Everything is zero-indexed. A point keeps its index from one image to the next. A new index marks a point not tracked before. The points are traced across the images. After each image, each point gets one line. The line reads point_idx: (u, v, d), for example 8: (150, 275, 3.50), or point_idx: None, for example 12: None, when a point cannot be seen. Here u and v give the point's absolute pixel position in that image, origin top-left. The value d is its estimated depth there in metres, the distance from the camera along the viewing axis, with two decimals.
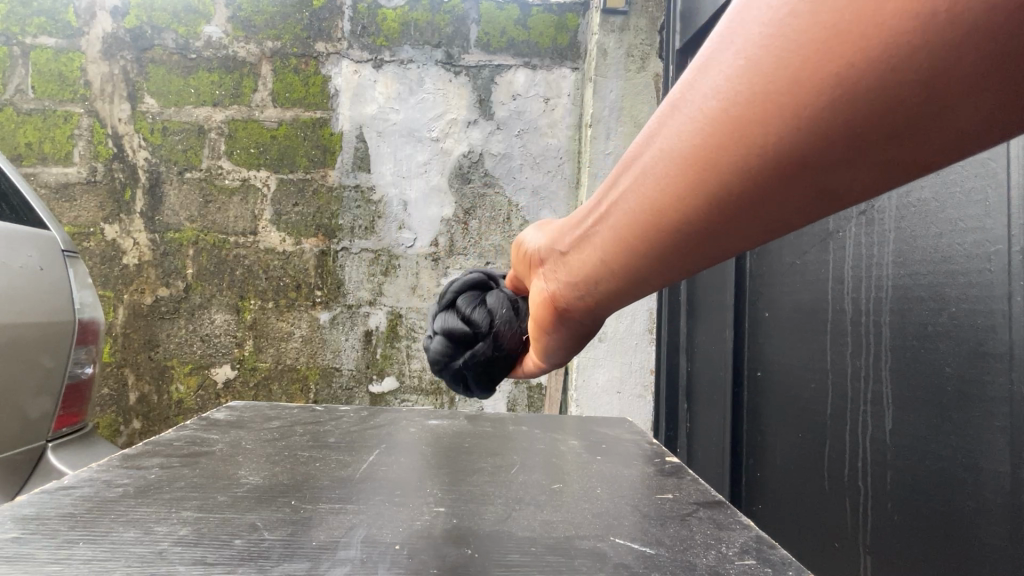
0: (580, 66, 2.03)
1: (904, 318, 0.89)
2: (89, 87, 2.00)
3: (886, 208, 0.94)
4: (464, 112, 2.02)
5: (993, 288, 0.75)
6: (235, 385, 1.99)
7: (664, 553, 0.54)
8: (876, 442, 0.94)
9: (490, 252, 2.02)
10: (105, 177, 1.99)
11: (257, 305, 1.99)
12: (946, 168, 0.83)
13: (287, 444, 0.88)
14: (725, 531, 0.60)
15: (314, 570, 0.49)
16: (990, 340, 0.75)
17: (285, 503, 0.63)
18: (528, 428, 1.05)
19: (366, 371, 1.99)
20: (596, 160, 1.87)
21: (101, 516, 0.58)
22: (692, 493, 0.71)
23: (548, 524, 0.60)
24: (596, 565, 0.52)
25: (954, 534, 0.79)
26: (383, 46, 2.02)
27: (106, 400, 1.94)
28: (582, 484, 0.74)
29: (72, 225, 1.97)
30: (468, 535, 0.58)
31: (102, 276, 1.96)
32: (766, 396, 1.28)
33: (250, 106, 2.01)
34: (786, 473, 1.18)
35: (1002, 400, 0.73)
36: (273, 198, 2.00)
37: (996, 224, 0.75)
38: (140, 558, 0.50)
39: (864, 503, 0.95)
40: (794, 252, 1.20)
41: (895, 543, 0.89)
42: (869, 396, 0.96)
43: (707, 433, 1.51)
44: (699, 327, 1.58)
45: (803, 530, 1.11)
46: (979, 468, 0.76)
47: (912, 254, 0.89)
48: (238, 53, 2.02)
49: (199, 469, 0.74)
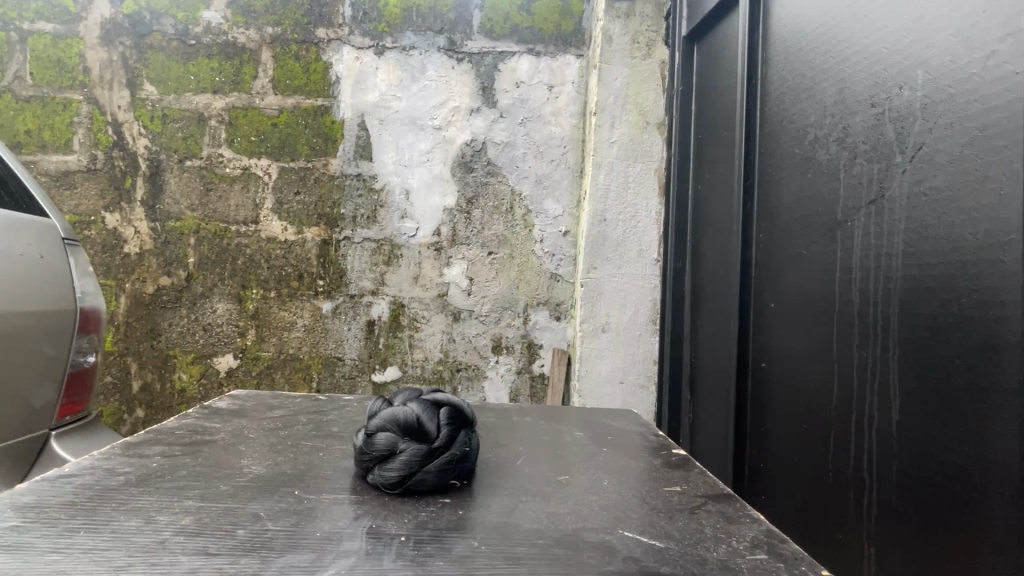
0: (584, 53, 2.00)
1: (913, 309, 0.88)
2: (88, 73, 1.98)
3: (897, 198, 0.92)
4: (467, 99, 1.99)
5: (1007, 279, 0.74)
6: (237, 374, 1.98)
7: (673, 546, 0.54)
8: (882, 434, 0.93)
9: (493, 242, 2.00)
10: (105, 164, 1.97)
11: (258, 295, 1.98)
12: (960, 157, 0.81)
13: (290, 433, 0.87)
14: (734, 525, 0.59)
15: (318, 562, 0.48)
16: (1003, 331, 0.74)
17: (287, 493, 0.63)
18: (532, 418, 1.04)
19: (369, 360, 1.99)
20: (601, 149, 1.84)
21: (102, 506, 0.58)
22: (700, 486, 0.71)
23: (555, 516, 0.60)
24: (604, 558, 0.51)
25: (960, 525, 0.79)
26: (385, 32, 1.99)
27: (110, 388, 1.94)
28: (588, 476, 0.73)
29: (72, 214, 1.96)
30: (473, 526, 0.57)
31: (103, 265, 1.95)
32: (769, 387, 1.28)
33: (250, 93, 1.99)
34: (790, 463, 1.18)
35: (1013, 392, 0.72)
36: (274, 186, 1.99)
37: (1011, 213, 0.74)
38: (141, 548, 0.49)
39: (868, 494, 0.95)
40: (801, 242, 1.18)
41: (901, 535, 0.88)
42: (875, 387, 0.95)
43: (711, 423, 1.52)
44: (704, 317, 1.57)
45: (808, 522, 1.10)
46: (988, 460, 0.75)
47: (922, 244, 0.87)
48: (237, 39, 2.00)
49: (201, 458, 0.74)
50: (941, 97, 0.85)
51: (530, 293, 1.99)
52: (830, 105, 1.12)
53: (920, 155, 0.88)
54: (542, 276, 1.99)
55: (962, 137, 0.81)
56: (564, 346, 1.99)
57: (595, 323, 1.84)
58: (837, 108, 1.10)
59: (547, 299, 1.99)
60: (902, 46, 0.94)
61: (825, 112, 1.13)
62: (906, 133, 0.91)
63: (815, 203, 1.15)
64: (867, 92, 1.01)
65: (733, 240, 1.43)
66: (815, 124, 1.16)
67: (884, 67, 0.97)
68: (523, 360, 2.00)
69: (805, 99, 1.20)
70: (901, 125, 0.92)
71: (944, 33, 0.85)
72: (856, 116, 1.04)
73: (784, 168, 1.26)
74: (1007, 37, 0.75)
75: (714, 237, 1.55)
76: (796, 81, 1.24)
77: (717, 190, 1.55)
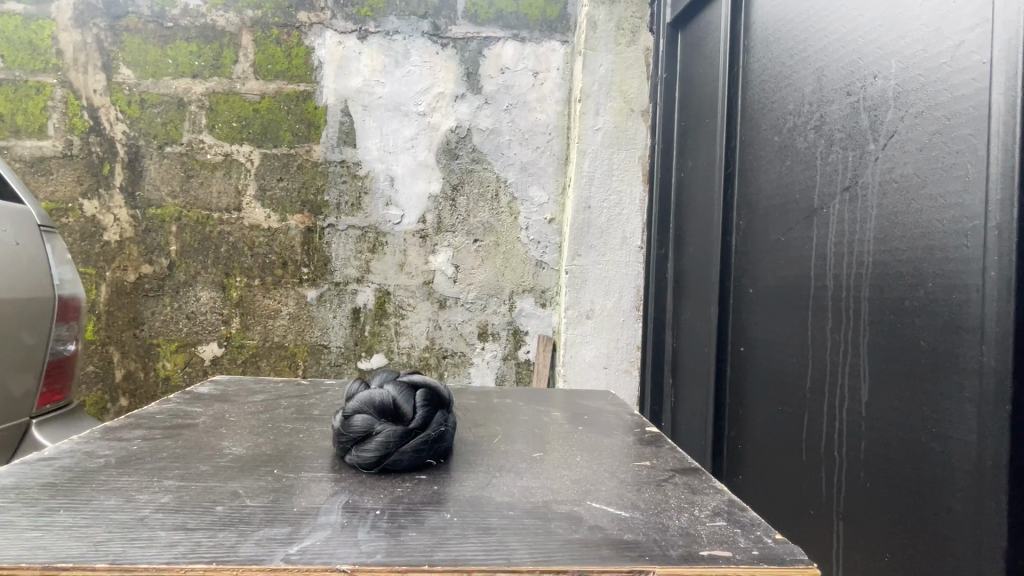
0: (570, 39, 1.99)
1: (883, 293, 0.91)
2: (62, 56, 1.93)
3: (869, 185, 0.95)
4: (452, 86, 1.98)
5: (970, 263, 0.76)
6: (222, 362, 1.97)
7: (638, 515, 0.56)
8: (852, 414, 0.96)
9: (478, 230, 2.00)
10: (82, 150, 1.93)
11: (242, 283, 1.96)
12: (928, 145, 0.83)
13: (271, 416, 0.88)
14: (698, 495, 0.62)
15: (294, 535, 0.50)
16: (964, 314, 0.77)
17: (267, 472, 0.64)
18: (513, 400, 1.06)
19: (355, 348, 1.99)
20: (585, 136, 1.84)
21: (82, 486, 0.59)
22: (670, 460, 0.73)
23: (528, 490, 0.62)
24: (572, 526, 0.53)
25: (920, 500, 0.82)
26: (368, 16, 1.97)
27: (92, 377, 1.92)
28: (563, 452, 0.76)
29: (49, 201, 1.92)
30: (448, 500, 0.59)
31: (82, 253, 1.92)
32: (747, 371, 1.31)
33: (231, 78, 1.96)
34: (765, 445, 1.22)
35: (972, 372, 0.75)
36: (257, 173, 1.96)
37: (974, 200, 0.76)
38: (120, 524, 0.50)
39: (838, 472, 0.98)
40: (778, 229, 1.21)
41: (867, 510, 0.92)
42: (846, 370, 0.98)
43: (692, 407, 1.55)
44: (687, 304, 1.60)
45: (782, 500, 1.14)
46: (947, 437, 0.78)
47: (893, 230, 0.90)
48: (217, 22, 1.96)
49: (181, 440, 0.74)
50: (912, 86, 0.87)
51: (515, 280, 2.00)
52: (808, 94, 1.13)
53: (892, 142, 0.90)
54: (527, 264, 2.00)
55: (931, 126, 0.83)
56: (549, 332, 2.01)
57: (579, 309, 1.87)
58: (815, 96, 1.11)
59: (532, 286, 2.00)
60: (877, 34, 0.95)
61: (804, 100, 1.15)
62: (879, 122, 0.93)
63: (792, 191, 1.17)
64: (843, 80, 1.03)
65: (714, 227, 1.46)
66: (793, 112, 1.18)
67: (860, 56, 0.99)
68: (508, 346, 2.01)
69: (784, 86, 1.22)
70: (875, 114, 0.94)
71: (917, 22, 0.87)
72: (833, 105, 1.06)
73: (764, 156, 1.28)
74: (974, 27, 0.77)
75: (696, 224, 1.58)
76: (776, 69, 1.25)
77: (699, 178, 1.57)
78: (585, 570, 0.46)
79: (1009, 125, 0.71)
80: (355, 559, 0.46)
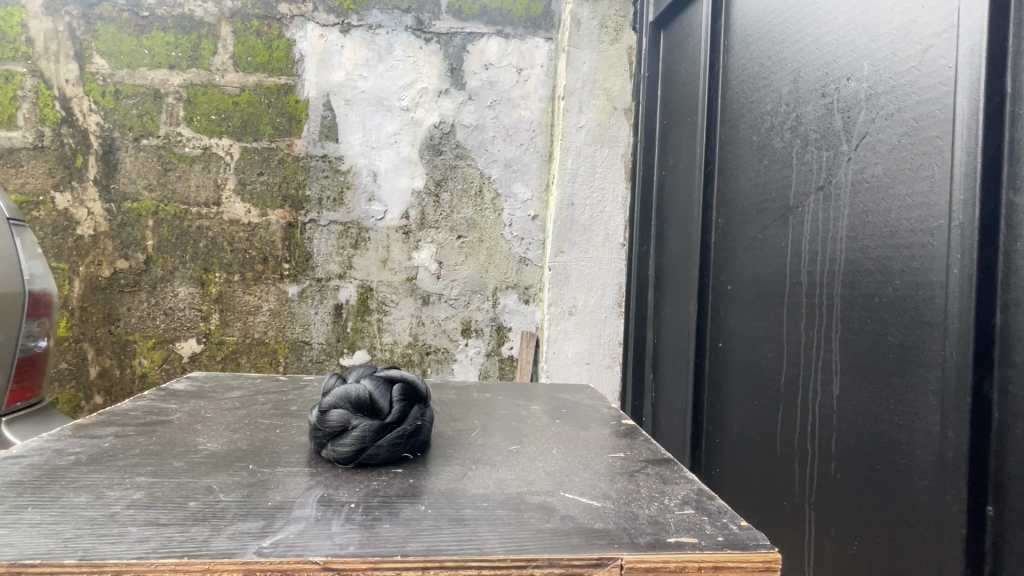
0: (554, 36, 2.00)
1: (854, 290, 0.93)
2: (32, 44, 1.88)
3: (842, 184, 0.97)
4: (436, 81, 1.97)
5: (934, 260, 0.79)
6: (201, 359, 1.94)
7: (609, 505, 0.57)
8: (824, 407, 0.98)
9: (462, 226, 1.99)
10: (54, 142, 1.88)
11: (222, 278, 1.93)
12: (898, 146, 0.86)
13: (249, 412, 0.88)
14: (669, 485, 0.63)
15: (267, 528, 0.50)
16: (930, 309, 0.79)
17: (242, 467, 0.64)
18: (492, 395, 1.07)
19: (337, 344, 1.97)
20: (568, 134, 1.86)
21: (51, 483, 0.58)
22: (643, 452, 0.75)
23: (503, 482, 0.63)
24: (544, 517, 0.54)
25: (888, 491, 0.84)
26: (349, 10, 1.95)
27: (65, 375, 1.88)
28: (539, 445, 0.77)
29: (19, 194, 1.87)
30: (423, 492, 0.60)
31: (55, 247, 1.88)
32: (725, 366, 1.33)
33: (209, 70, 1.93)
34: (742, 439, 1.24)
35: (936, 365, 0.77)
36: (237, 167, 1.93)
37: (940, 199, 0.78)
38: (90, 521, 0.50)
39: (811, 464, 1.01)
40: (756, 227, 1.23)
41: (838, 500, 0.94)
42: (820, 364, 1.00)
43: (672, 403, 1.58)
44: (668, 300, 1.63)
45: (758, 493, 1.17)
46: (913, 429, 0.81)
47: (864, 228, 0.92)
48: (194, 12, 1.93)
49: (155, 437, 0.74)
50: (882, 89, 0.90)
51: (498, 276, 2.00)
52: (785, 94, 1.15)
53: (864, 143, 0.93)
54: (511, 260, 2.01)
55: (900, 128, 0.85)
56: (532, 328, 2.03)
57: (561, 306, 1.89)
58: (792, 97, 1.13)
59: (516, 283, 2.01)
60: (849, 36, 0.98)
61: (780, 101, 1.17)
62: (852, 123, 0.96)
63: (770, 190, 1.19)
64: (819, 82, 1.05)
65: (694, 225, 1.48)
66: (770, 112, 1.20)
67: (834, 58, 1.02)
68: (491, 342, 2.02)
69: (762, 87, 1.24)
70: (848, 116, 0.97)
71: (888, 26, 0.89)
72: (808, 105, 1.08)
73: (742, 155, 1.30)
74: (941, 32, 0.79)
75: (677, 222, 1.60)
76: (755, 69, 1.27)
77: (680, 178, 1.59)
78: (555, 558, 0.47)
79: (973, 128, 0.73)
80: (328, 551, 0.46)
